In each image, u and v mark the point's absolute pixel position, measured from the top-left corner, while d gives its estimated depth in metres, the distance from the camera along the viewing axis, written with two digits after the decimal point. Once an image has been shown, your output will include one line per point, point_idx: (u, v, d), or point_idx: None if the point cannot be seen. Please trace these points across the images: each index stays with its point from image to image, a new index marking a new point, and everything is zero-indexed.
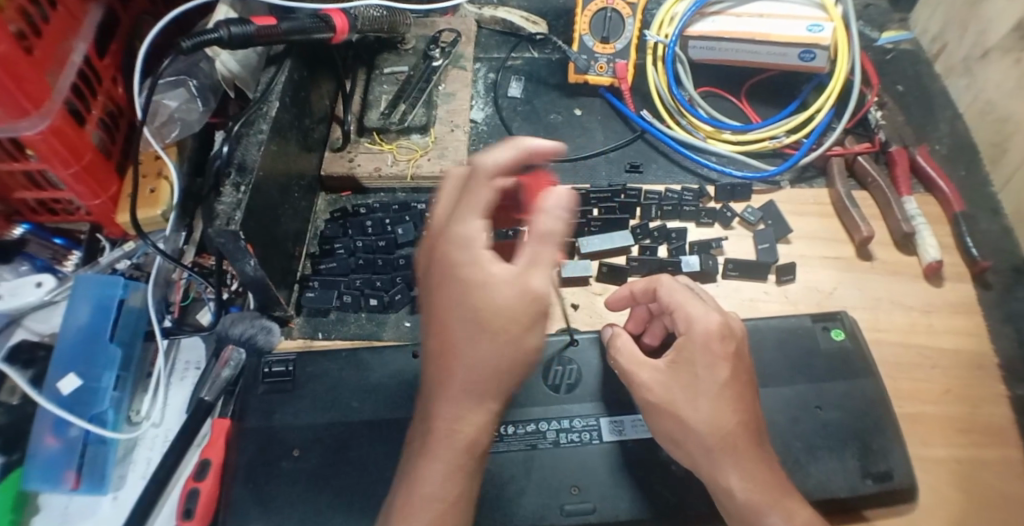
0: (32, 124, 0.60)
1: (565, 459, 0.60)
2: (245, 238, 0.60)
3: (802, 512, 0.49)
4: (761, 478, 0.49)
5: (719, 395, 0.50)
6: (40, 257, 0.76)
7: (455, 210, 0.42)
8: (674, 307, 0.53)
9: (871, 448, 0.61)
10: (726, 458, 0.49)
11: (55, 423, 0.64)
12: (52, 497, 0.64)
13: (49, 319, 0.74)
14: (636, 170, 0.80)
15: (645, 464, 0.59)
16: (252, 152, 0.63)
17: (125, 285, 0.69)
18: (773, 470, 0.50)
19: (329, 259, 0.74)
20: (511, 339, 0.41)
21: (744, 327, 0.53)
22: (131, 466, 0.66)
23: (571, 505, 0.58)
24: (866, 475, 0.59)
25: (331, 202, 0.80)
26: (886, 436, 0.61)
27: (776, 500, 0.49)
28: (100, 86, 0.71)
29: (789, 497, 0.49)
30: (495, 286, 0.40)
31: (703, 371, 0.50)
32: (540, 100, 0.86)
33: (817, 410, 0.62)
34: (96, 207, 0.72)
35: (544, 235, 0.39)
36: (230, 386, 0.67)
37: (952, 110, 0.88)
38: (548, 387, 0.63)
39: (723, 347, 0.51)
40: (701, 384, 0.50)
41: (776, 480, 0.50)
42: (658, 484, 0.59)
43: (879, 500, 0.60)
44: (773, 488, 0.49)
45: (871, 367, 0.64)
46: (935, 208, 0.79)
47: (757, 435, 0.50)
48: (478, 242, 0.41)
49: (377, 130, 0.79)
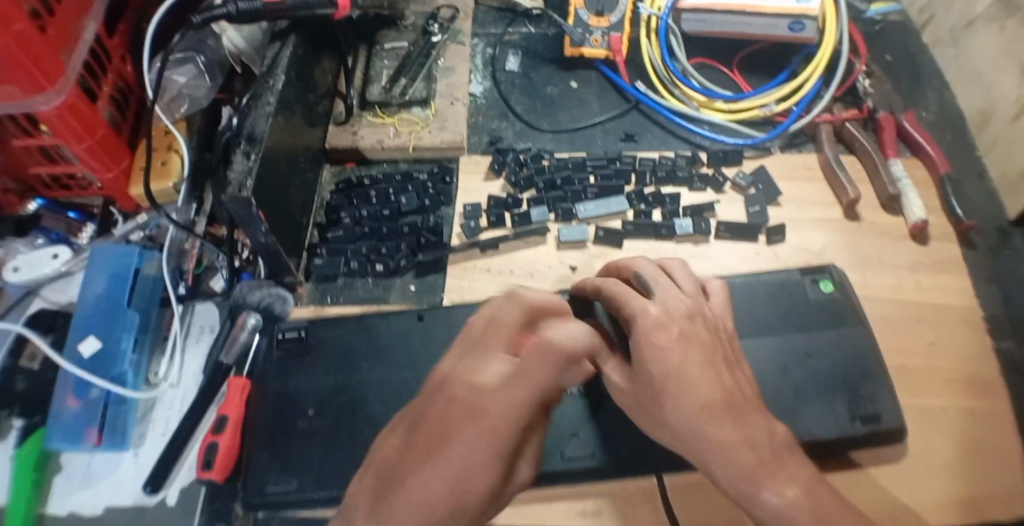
0: (47, 100, 0.64)
1: (563, 408, 0.63)
2: (256, 205, 0.63)
3: (792, 487, 0.42)
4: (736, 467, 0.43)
5: (654, 382, 0.47)
6: (56, 231, 0.78)
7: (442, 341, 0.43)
8: (620, 298, 0.52)
9: (860, 394, 0.63)
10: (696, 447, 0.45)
11: (75, 385, 0.66)
12: (75, 457, 0.67)
13: (67, 291, 0.76)
14: (631, 139, 0.83)
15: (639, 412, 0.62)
16: (261, 124, 0.66)
17: (140, 254, 0.72)
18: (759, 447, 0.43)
19: (336, 227, 0.76)
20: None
21: (687, 307, 0.50)
22: (150, 425, 0.69)
23: (570, 451, 0.62)
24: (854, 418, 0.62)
25: (336, 174, 0.82)
26: (874, 383, 0.64)
27: (755, 484, 0.42)
28: (109, 64, 0.74)
29: (781, 471, 0.43)
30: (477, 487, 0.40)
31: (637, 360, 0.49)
32: (537, 73, 0.88)
33: (807, 359, 0.65)
34: (109, 181, 0.75)
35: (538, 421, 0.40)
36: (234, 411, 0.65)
37: (940, 79, 0.90)
38: None
39: (665, 331, 0.48)
40: (657, 374, 0.46)
41: (762, 457, 0.43)
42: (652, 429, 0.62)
43: (865, 443, 0.63)
44: (761, 467, 0.43)
45: (859, 315, 0.67)
46: (922, 171, 0.81)
47: (731, 409, 0.45)
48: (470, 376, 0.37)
49: (379, 104, 0.81)
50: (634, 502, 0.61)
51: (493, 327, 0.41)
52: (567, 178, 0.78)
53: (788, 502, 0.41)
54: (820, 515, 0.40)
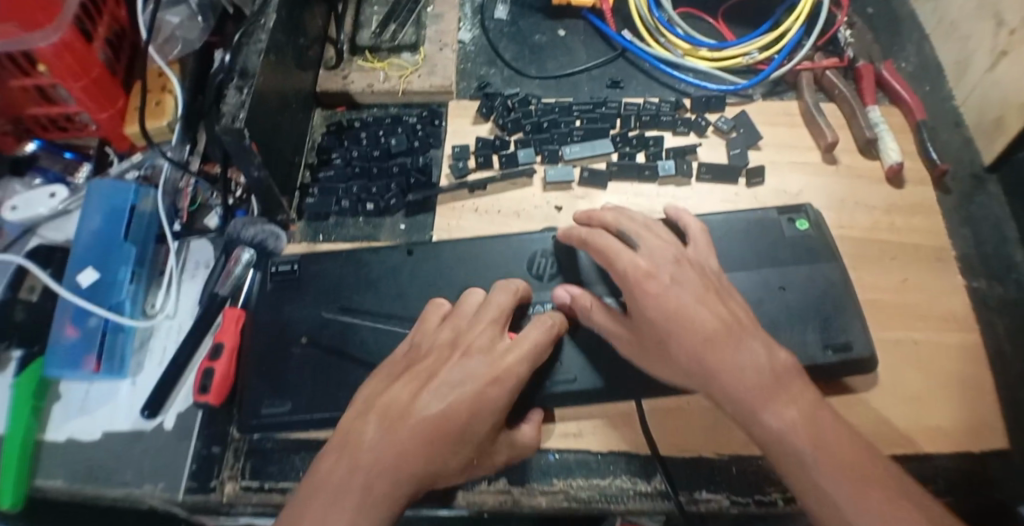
0: (45, 36, 0.65)
1: None
2: (249, 137, 0.64)
3: (792, 409, 0.47)
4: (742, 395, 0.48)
5: (653, 326, 0.52)
6: (52, 170, 0.80)
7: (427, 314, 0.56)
8: (609, 252, 0.56)
9: (831, 324, 0.66)
10: (704, 382, 0.50)
11: (74, 315, 0.69)
12: (73, 386, 0.69)
13: (62, 229, 0.78)
14: (617, 85, 0.84)
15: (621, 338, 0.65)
16: (252, 60, 0.67)
17: (135, 191, 0.74)
18: (762, 370, 0.49)
19: (327, 168, 0.78)
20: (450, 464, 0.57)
21: (672, 253, 0.55)
22: (147, 354, 0.70)
23: (555, 376, 0.63)
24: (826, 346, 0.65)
25: (326, 118, 0.83)
26: (846, 313, 0.67)
27: (760, 408, 0.47)
28: (105, 5, 0.75)
29: (785, 389, 0.48)
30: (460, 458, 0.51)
31: (635, 308, 0.54)
32: (525, 22, 0.89)
33: (781, 290, 0.68)
34: (104, 121, 0.77)
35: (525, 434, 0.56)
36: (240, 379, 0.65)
37: (920, 31, 0.92)
38: (532, 276, 0.68)
39: (654, 280, 0.53)
40: (657, 322, 0.52)
41: (767, 379, 0.48)
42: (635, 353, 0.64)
43: (837, 371, 0.65)
44: (767, 385, 0.48)
45: (833, 252, 0.70)
46: (899, 119, 0.83)
47: (731, 338, 0.50)
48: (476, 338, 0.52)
49: (369, 49, 0.83)
50: (614, 424, 0.64)
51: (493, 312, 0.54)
52: (554, 121, 0.80)
53: (788, 422, 0.46)
54: (819, 435, 0.46)
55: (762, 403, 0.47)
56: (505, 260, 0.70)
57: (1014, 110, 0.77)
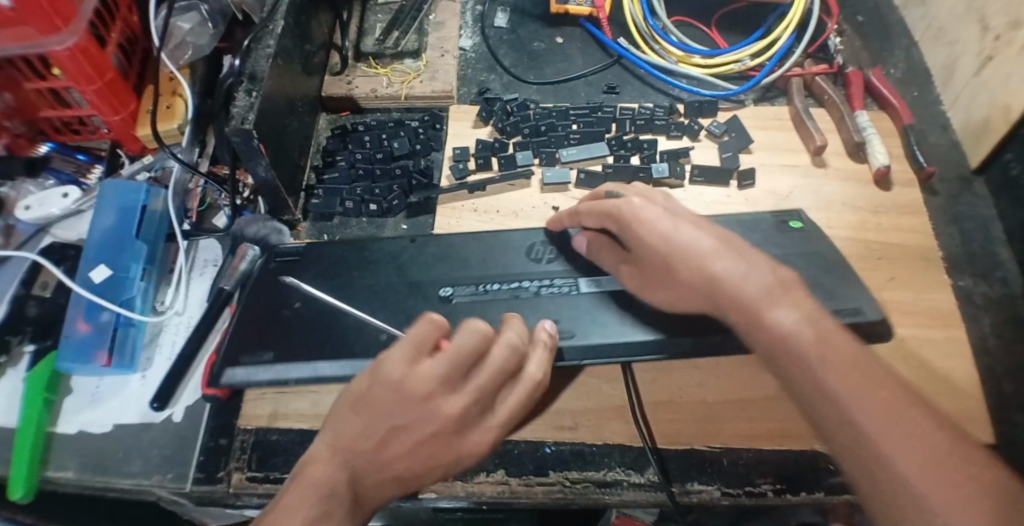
0: (62, 39, 0.68)
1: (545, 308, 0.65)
2: (258, 137, 0.67)
3: (796, 309, 0.50)
4: (750, 305, 0.50)
5: (658, 251, 0.56)
6: (64, 171, 0.83)
7: (418, 338, 0.48)
8: (601, 208, 0.61)
9: None
10: (704, 298, 0.53)
11: (87, 310, 0.71)
12: (84, 381, 0.71)
13: (75, 227, 0.81)
14: (613, 91, 0.87)
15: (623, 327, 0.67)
16: (261, 64, 0.70)
17: (146, 191, 0.76)
18: (770, 275, 0.52)
19: (332, 170, 0.81)
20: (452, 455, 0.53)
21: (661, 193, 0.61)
22: (157, 349, 0.72)
23: None
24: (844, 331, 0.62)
25: (331, 122, 0.86)
26: (853, 289, 0.66)
27: (767, 312, 0.50)
28: (118, 12, 0.78)
29: (792, 291, 0.51)
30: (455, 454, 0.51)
31: (639, 247, 0.58)
32: (525, 29, 0.92)
33: None
34: (117, 123, 0.79)
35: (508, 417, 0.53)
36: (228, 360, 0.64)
37: (908, 38, 0.95)
38: (531, 259, 0.69)
39: (651, 211, 0.57)
40: (665, 255, 0.55)
41: (775, 282, 0.51)
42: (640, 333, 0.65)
43: None
44: (778, 287, 0.51)
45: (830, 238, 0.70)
46: (888, 122, 0.86)
47: (734, 244, 0.54)
48: (467, 410, 0.49)
49: (373, 55, 0.86)
50: (608, 416, 0.66)
51: (495, 377, 0.50)
52: (551, 125, 0.83)
53: (796, 320, 0.49)
54: (823, 337, 0.48)
55: (767, 305, 0.50)
56: (501, 239, 0.70)
57: (998, 112, 0.79)
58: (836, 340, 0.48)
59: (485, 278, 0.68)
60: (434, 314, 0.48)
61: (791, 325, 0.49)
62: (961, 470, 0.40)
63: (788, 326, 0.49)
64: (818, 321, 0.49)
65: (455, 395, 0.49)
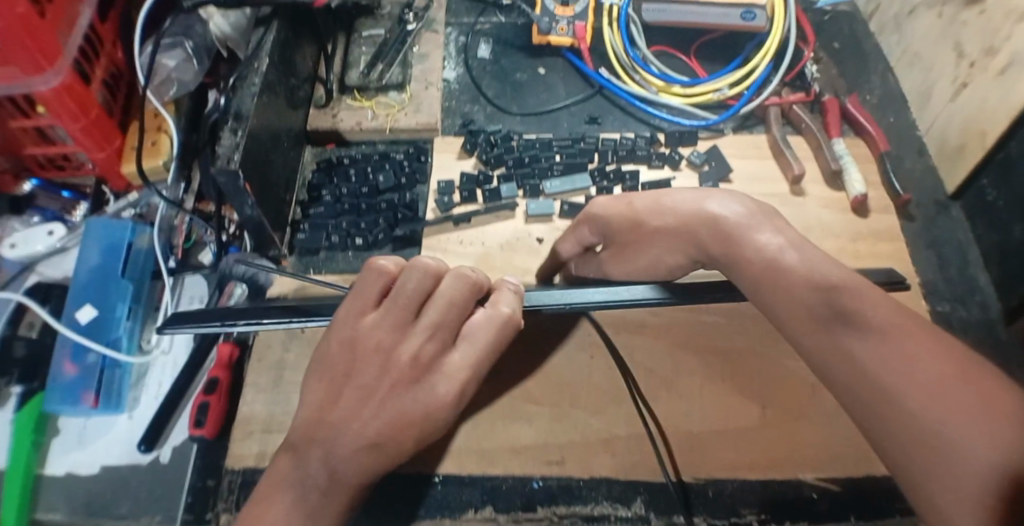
0: (46, 80, 0.68)
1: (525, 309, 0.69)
2: (243, 178, 0.67)
3: (779, 235, 0.50)
4: (720, 241, 0.51)
5: (631, 212, 0.56)
6: (50, 209, 0.83)
7: (362, 285, 0.52)
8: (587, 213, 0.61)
9: None
10: (673, 241, 0.54)
11: (73, 351, 0.71)
12: (70, 422, 0.71)
13: (61, 265, 0.80)
14: (595, 121, 0.88)
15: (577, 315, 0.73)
16: (246, 103, 0.70)
17: (132, 228, 0.76)
18: (750, 209, 0.52)
19: (317, 204, 0.81)
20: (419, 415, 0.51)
21: None
22: (144, 389, 0.73)
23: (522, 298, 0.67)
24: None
25: (317, 154, 0.87)
26: None
27: (745, 236, 0.50)
28: (102, 48, 0.78)
29: (773, 219, 0.52)
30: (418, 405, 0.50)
31: (629, 212, 0.57)
32: (507, 60, 0.93)
33: None
34: (101, 160, 0.79)
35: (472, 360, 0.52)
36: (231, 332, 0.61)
37: (884, 64, 0.97)
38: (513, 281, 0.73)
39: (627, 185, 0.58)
40: (650, 211, 0.55)
41: (755, 213, 0.52)
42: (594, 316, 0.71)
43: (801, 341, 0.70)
44: (760, 214, 0.52)
45: None
46: (864, 149, 0.88)
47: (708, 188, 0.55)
48: (418, 349, 0.51)
49: (357, 88, 0.86)
50: (595, 449, 0.67)
51: (444, 312, 0.51)
52: (535, 156, 0.84)
53: (778, 244, 0.49)
54: (808, 262, 0.48)
55: (745, 233, 0.50)
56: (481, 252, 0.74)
57: (973, 138, 0.81)
58: (809, 266, 0.48)
59: None
60: (374, 260, 0.53)
61: (769, 251, 0.49)
62: (945, 368, 0.39)
63: (761, 254, 0.49)
64: (802, 248, 0.49)
65: (402, 334, 0.51)
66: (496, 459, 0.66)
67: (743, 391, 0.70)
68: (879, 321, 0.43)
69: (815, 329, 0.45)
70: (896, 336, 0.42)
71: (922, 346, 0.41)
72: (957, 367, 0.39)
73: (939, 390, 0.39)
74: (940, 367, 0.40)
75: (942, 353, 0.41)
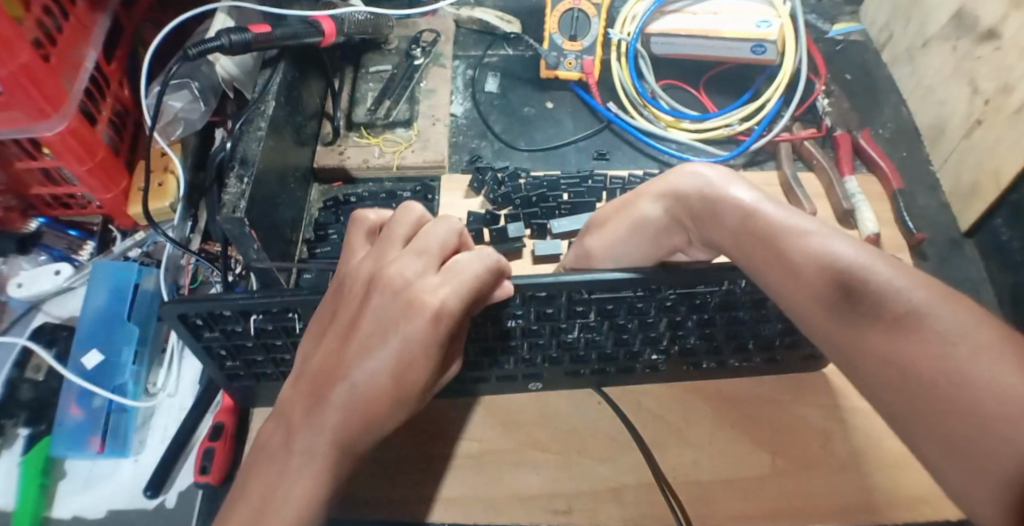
0: (51, 125, 0.68)
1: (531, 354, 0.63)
2: (249, 225, 0.67)
3: (753, 193, 0.53)
4: (696, 198, 0.54)
5: (623, 203, 0.61)
6: (57, 247, 0.83)
7: (353, 242, 0.55)
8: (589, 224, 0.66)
9: None
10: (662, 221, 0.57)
11: (79, 394, 0.71)
12: (77, 464, 0.70)
13: (67, 305, 0.81)
14: (603, 157, 0.88)
15: (568, 372, 0.68)
16: (252, 147, 0.70)
17: (138, 270, 0.77)
18: (719, 169, 0.56)
19: (324, 243, 0.80)
20: (405, 363, 0.46)
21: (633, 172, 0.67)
22: (149, 432, 0.72)
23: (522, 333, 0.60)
24: (782, 338, 0.65)
25: (323, 192, 0.87)
26: None
27: (724, 194, 0.53)
28: (108, 89, 0.79)
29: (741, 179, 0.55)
30: (399, 338, 0.46)
31: (621, 203, 0.62)
32: (515, 94, 0.93)
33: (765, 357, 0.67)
34: (108, 200, 0.80)
35: (455, 282, 0.48)
36: (236, 331, 0.57)
37: (897, 96, 0.95)
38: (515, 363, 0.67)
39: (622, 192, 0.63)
40: (637, 197, 0.60)
41: (723, 174, 0.55)
42: (591, 365, 0.67)
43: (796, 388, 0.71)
44: (729, 175, 0.55)
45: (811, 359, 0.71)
46: (876, 186, 0.86)
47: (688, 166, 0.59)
48: (399, 271, 0.48)
49: (364, 125, 0.86)
50: (602, 499, 0.65)
51: (422, 236, 0.50)
52: (542, 195, 0.82)
53: (753, 200, 0.52)
54: (783, 217, 0.50)
55: (720, 191, 0.53)
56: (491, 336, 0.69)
57: (987, 176, 0.80)
58: (779, 216, 0.50)
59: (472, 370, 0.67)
60: (358, 213, 0.56)
61: (746, 206, 0.52)
62: (927, 296, 0.41)
63: (741, 212, 0.52)
64: (775, 203, 0.51)
65: (382, 260, 0.50)
66: (500, 511, 0.65)
67: (753, 441, 0.68)
68: (846, 270, 0.44)
69: (783, 288, 0.48)
70: (863, 292, 0.43)
71: (890, 302, 0.42)
72: (915, 320, 0.40)
73: (902, 351, 0.40)
74: (902, 325, 0.41)
75: (904, 302, 0.41)
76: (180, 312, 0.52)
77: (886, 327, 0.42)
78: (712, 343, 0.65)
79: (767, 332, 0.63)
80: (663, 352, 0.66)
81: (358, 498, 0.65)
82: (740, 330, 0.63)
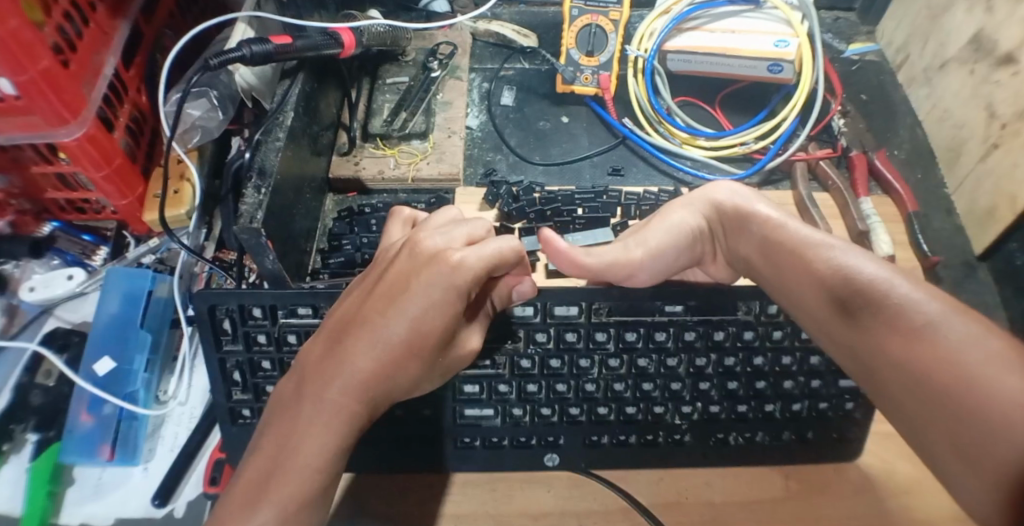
0: (70, 131, 0.69)
1: (542, 396, 0.62)
2: (266, 235, 0.66)
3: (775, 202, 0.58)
4: (730, 209, 0.59)
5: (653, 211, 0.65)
6: (70, 252, 0.83)
7: (390, 226, 0.63)
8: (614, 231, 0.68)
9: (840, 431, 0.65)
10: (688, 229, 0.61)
11: (90, 402, 0.71)
12: (86, 471, 0.69)
13: (80, 309, 0.81)
14: (618, 173, 0.87)
15: (588, 442, 0.65)
16: (270, 158, 0.70)
17: (152, 277, 0.78)
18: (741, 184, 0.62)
19: (338, 254, 0.79)
20: (424, 323, 0.47)
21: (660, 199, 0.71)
22: (160, 440, 0.72)
23: (538, 368, 0.61)
24: (809, 409, 0.63)
25: (338, 202, 0.87)
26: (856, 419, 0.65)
27: (749, 202, 0.58)
28: (126, 95, 0.79)
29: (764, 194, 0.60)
30: (431, 289, 0.47)
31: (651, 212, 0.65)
32: (531, 108, 0.93)
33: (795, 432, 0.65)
34: (123, 207, 0.80)
35: (482, 249, 0.49)
36: (260, 340, 0.57)
37: (912, 118, 0.95)
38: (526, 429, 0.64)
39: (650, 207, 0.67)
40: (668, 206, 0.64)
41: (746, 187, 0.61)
42: (611, 430, 0.64)
43: (834, 455, 0.66)
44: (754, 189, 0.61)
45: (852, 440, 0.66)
46: (892, 208, 0.86)
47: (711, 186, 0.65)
48: (432, 242, 0.51)
49: (380, 137, 0.87)
50: (613, 519, 0.64)
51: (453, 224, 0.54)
52: (557, 210, 0.81)
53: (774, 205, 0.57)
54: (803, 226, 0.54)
55: (748, 200, 0.58)
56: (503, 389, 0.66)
57: (1004, 202, 0.80)
58: (800, 231, 0.53)
59: (481, 431, 0.64)
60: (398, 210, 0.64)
61: (770, 216, 0.56)
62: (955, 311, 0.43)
63: (766, 216, 0.56)
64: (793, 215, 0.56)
65: (415, 234, 0.53)
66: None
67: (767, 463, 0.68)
68: (866, 280, 0.46)
69: (802, 299, 0.50)
70: (880, 302, 0.45)
71: (906, 312, 0.43)
72: (929, 330, 0.42)
73: (921, 360, 0.42)
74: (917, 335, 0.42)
75: (921, 314, 0.43)
76: (213, 301, 0.55)
77: (902, 337, 0.43)
78: (735, 404, 0.63)
79: (791, 387, 0.62)
80: (686, 415, 0.63)
81: (366, 511, 0.64)
82: (760, 383, 0.61)
